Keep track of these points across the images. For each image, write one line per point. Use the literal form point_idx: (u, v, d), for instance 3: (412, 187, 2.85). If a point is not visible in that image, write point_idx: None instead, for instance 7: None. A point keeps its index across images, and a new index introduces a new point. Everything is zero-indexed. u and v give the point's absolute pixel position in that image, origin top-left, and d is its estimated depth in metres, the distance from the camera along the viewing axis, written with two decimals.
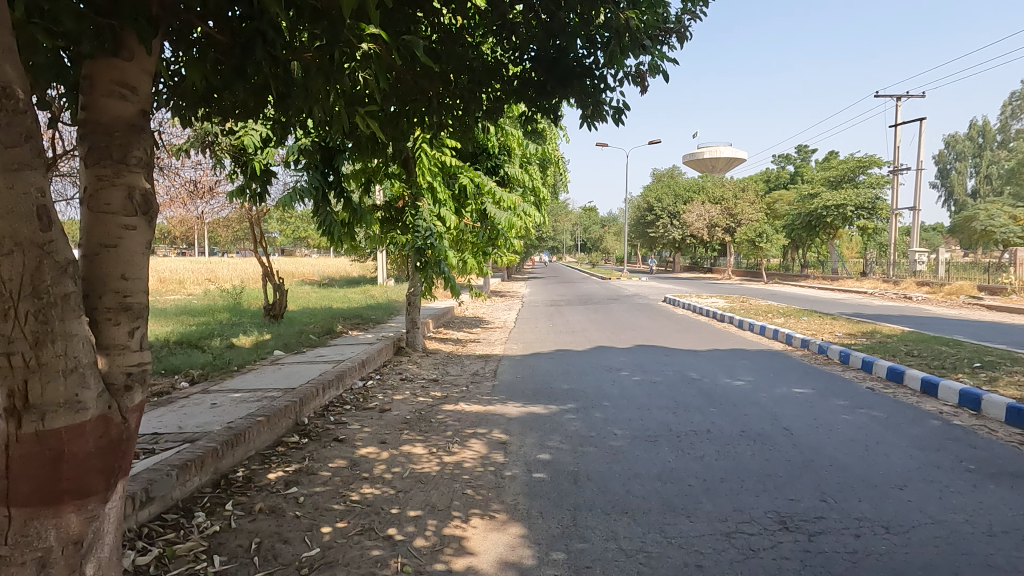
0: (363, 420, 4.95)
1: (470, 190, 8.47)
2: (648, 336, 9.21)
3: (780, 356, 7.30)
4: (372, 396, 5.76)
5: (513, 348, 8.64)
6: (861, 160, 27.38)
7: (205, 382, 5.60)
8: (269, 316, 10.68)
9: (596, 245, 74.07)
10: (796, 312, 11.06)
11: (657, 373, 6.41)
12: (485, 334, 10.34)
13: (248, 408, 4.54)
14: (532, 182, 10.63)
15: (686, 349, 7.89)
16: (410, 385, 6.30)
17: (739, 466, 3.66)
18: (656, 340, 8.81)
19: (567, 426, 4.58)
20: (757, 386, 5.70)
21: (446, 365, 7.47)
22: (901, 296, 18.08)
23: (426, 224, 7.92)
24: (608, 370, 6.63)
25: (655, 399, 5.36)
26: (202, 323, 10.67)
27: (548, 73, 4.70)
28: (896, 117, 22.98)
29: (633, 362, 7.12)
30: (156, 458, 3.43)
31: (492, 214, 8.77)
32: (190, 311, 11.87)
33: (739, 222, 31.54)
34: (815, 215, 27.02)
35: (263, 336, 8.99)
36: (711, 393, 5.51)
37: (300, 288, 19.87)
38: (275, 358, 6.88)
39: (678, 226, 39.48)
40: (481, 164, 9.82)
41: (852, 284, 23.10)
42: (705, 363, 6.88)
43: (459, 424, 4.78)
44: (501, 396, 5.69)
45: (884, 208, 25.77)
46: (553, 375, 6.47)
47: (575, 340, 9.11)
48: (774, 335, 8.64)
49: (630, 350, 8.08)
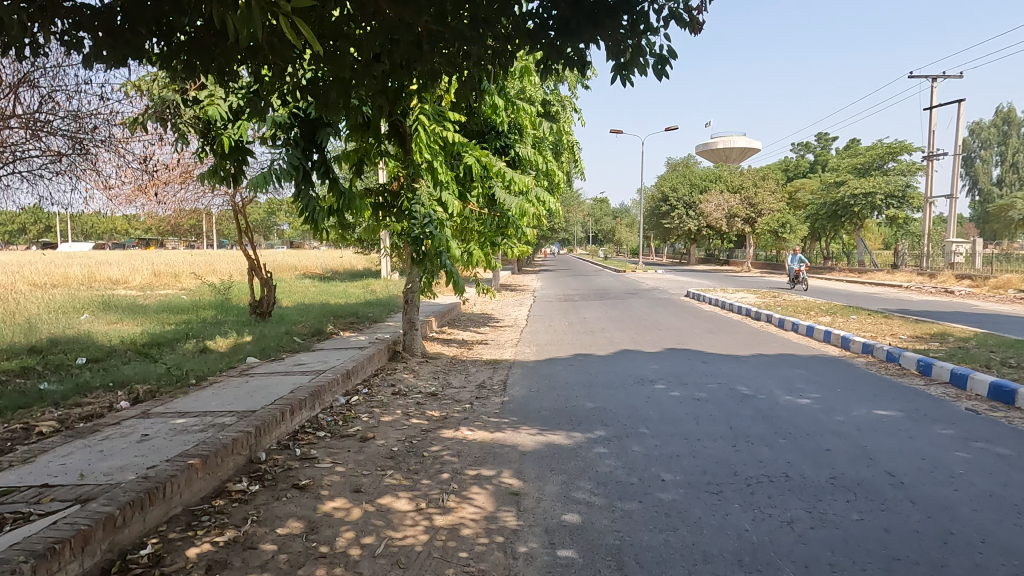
0: (336, 454, 3.90)
1: (476, 172, 7.40)
2: (679, 338, 8.13)
3: (841, 364, 6.18)
4: (355, 418, 4.72)
5: (526, 352, 7.60)
6: (891, 146, 25.97)
7: (151, 401, 4.58)
8: (257, 314, 9.69)
9: (608, 237, 72.84)
10: (840, 309, 9.90)
11: (699, 388, 5.33)
12: (494, 334, 9.29)
13: (186, 443, 3.51)
14: (547, 165, 9.58)
15: (727, 356, 6.80)
16: (403, 402, 5.24)
17: (850, 542, 2.59)
18: (689, 343, 7.72)
19: (599, 468, 3.52)
20: (831, 408, 4.58)
21: (448, 374, 6.42)
22: (942, 290, 16.81)
23: (424, 209, 6.78)
24: (639, 384, 5.55)
25: (704, 425, 4.29)
26: (183, 321, 9.69)
27: (574, 9, 3.66)
28: (932, 100, 21.60)
29: (667, 372, 6.03)
30: (22, 532, 2.40)
31: (503, 201, 7.69)
32: (173, 308, 10.91)
33: (760, 212, 30.24)
34: (842, 204, 25.71)
35: (244, 337, 7.98)
36: (774, 417, 4.42)
37: (301, 281, 18.95)
38: (246, 368, 5.86)
39: (694, 217, 38.22)
40: (488, 144, 8.78)
41: (883, 277, 21.84)
42: (755, 374, 5.78)
43: (459, 462, 3.74)
44: (512, 418, 4.64)
45: (916, 196, 24.41)
46: (574, 389, 5.41)
47: (597, 342, 8.04)
48: (826, 337, 7.51)
49: (661, 356, 6.98)
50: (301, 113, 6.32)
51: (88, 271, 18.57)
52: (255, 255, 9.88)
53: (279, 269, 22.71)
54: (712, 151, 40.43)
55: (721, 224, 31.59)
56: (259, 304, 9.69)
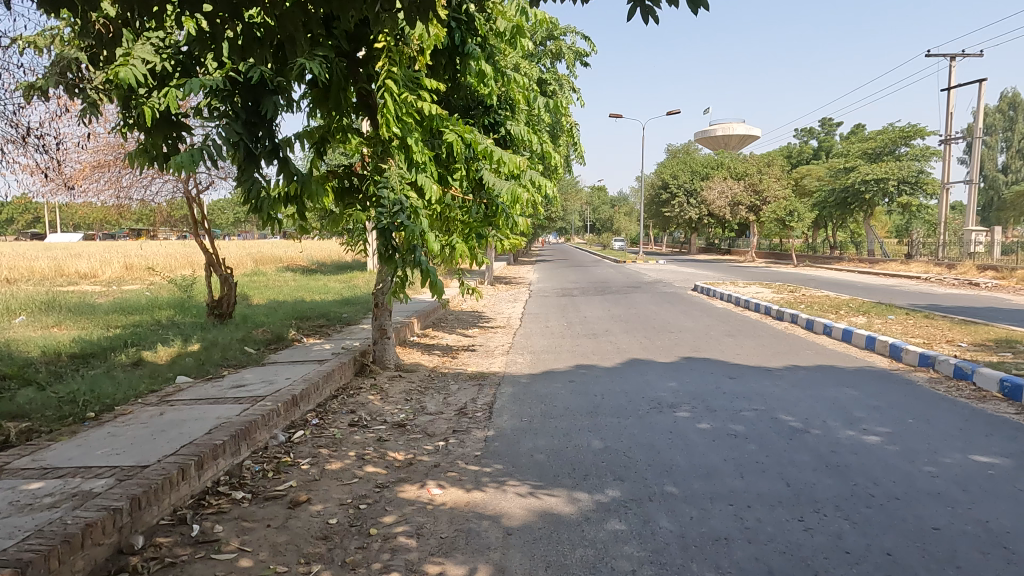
0: (249, 534, 2.81)
1: (459, 151, 6.19)
2: (695, 344, 7.05)
3: (900, 381, 5.12)
4: (292, 466, 3.62)
5: (518, 362, 6.52)
6: (903, 130, 24.88)
7: (20, 447, 3.47)
8: (215, 316, 8.59)
9: (605, 226, 71.76)
10: (872, 308, 8.85)
11: (734, 418, 4.23)
12: (483, 338, 8.19)
13: (13, 534, 2.40)
14: (542, 146, 8.42)
15: (756, 369, 5.72)
16: (360, 439, 4.14)
17: None
18: (708, 351, 6.65)
19: (616, 566, 2.43)
20: (913, 454, 3.50)
21: (423, 395, 5.32)
22: (965, 282, 15.78)
23: (393, 195, 5.59)
24: (657, 412, 4.46)
25: (753, 481, 3.21)
26: (131, 324, 8.57)
27: None
28: (950, 80, 20.52)
29: (689, 393, 4.95)
30: None
31: (491, 186, 6.53)
32: (127, 309, 9.79)
33: (764, 199, 29.13)
34: (852, 190, 24.66)
35: (190, 345, 6.86)
36: (843, 468, 3.33)
37: (282, 274, 17.86)
38: (170, 391, 4.73)
39: (695, 205, 37.07)
40: (475, 120, 7.65)
41: (897, 268, 20.84)
42: (798, 398, 4.70)
43: (417, 548, 2.65)
44: (496, 467, 3.56)
45: (929, 182, 23.35)
46: (576, 420, 4.32)
47: (601, 350, 6.96)
48: (870, 345, 6.42)
49: (678, 369, 5.90)
50: (239, 76, 5.16)
51: (54, 264, 17.38)
52: (213, 249, 8.76)
53: (261, 261, 21.55)
54: (713, 137, 39.25)
55: (723, 212, 30.46)
56: (218, 304, 8.60)
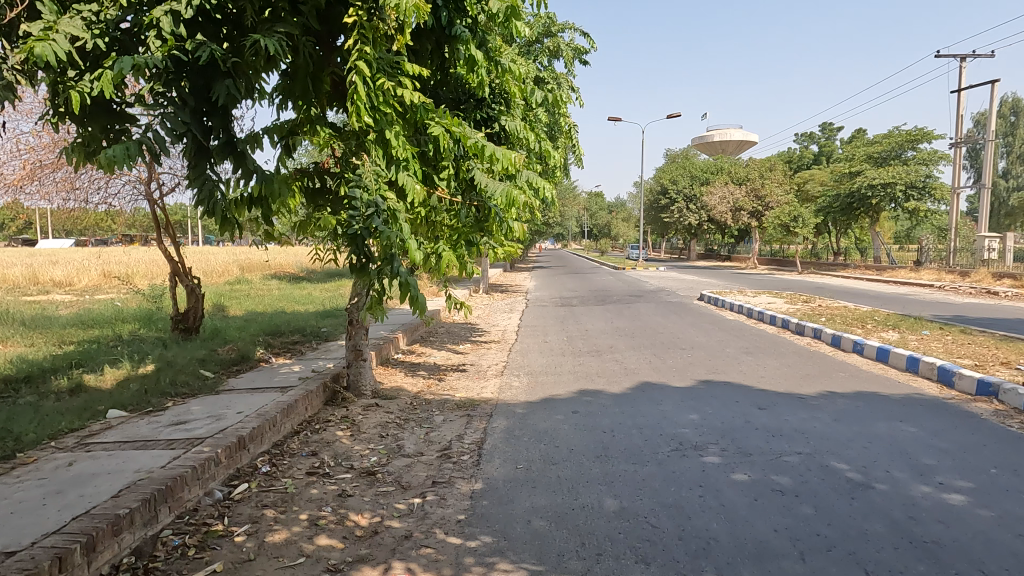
0: None
1: (446, 145, 5.41)
2: (712, 365, 6.29)
3: (962, 413, 4.36)
4: (222, 538, 2.83)
5: (514, 387, 5.74)
6: (910, 133, 24.21)
7: None
8: (180, 330, 7.82)
9: (602, 232, 71.14)
10: (901, 322, 8.09)
11: (776, 468, 3.47)
12: (474, 356, 7.41)
13: None
14: (540, 145, 7.70)
15: (788, 398, 4.95)
16: (317, 494, 3.36)
17: None
18: (728, 374, 5.88)
19: None
20: (1018, 524, 2.74)
21: (402, 429, 4.53)
22: (982, 291, 15.06)
23: (367, 195, 4.77)
24: (680, 458, 3.69)
25: (823, 568, 2.43)
26: (87, 340, 7.76)
27: None
28: (960, 81, 19.87)
29: (716, 429, 4.18)
30: None
31: (485, 189, 5.74)
32: (88, 322, 8.99)
33: (767, 205, 28.45)
34: (857, 196, 24.07)
35: (142, 367, 6.06)
36: (936, 547, 2.56)
37: (267, 282, 17.08)
38: (95, 430, 3.92)
39: (695, 211, 36.41)
40: (466, 115, 6.93)
41: (906, 275, 20.14)
42: (847, 438, 3.93)
43: None
44: (484, 540, 2.78)
45: (937, 187, 22.67)
46: (584, 470, 3.55)
47: (607, 371, 6.19)
48: (914, 367, 5.64)
49: (697, 397, 5.13)
50: None
51: (28, 271, 16.55)
52: (179, 257, 8.00)
53: (247, 268, 20.76)
54: (712, 143, 38.64)
55: (725, 217, 29.79)
56: (184, 317, 7.83)
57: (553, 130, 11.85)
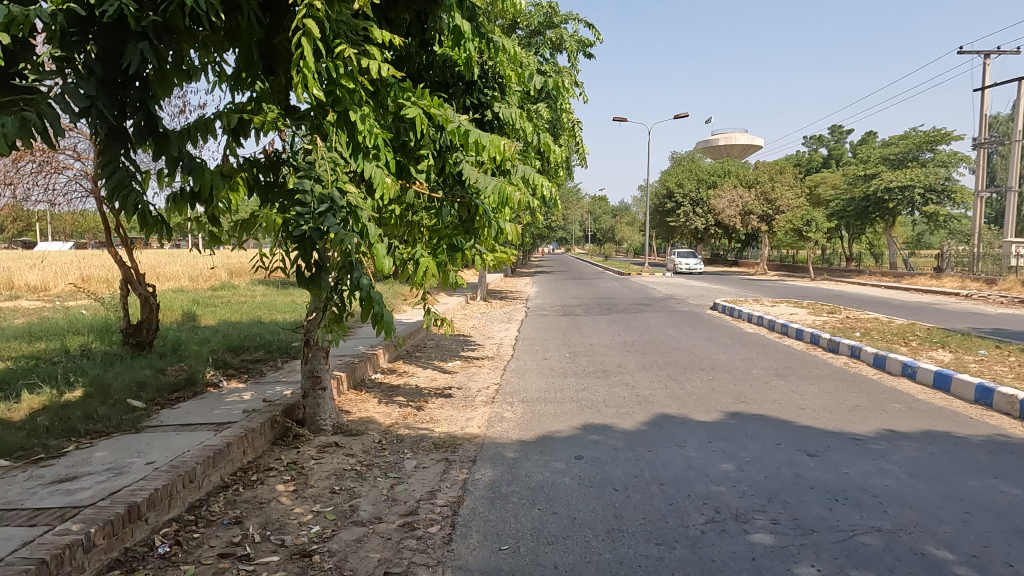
0: None
1: (423, 129, 4.47)
2: (739, 393, 5.35)
3: None
4: None
5: (505, 420, 4.82)
6: (928, 134, 23.24)
7: None
8: (131, 345, 6.90)
9: (606, 236, 70.19)
10: (950, 338, 7.12)
11: (853, 557, 2.54)
12: (463, 377, 6.48)
13: None
14: (539, 138, 6.82)
15: (841, 442, 4.01)
16: None
17: None
18: (761, 406, 4.94)
19: None
20: None
21: (361, 482, 3.60)
22: (1017, 300, 14.05)
23: (319, 186, 3.79)
24: (719, 537, 2.76)
25: None
26: (25, 356, 6.86)
27: None
28: (984, 79, 18.92)
29: (759, 490, 3.25)
30: None
31: (472, 184, 4.81)
32: (38, 333, 8.09)
33: (777, 209, 27.50)
34: (873, 199, 23.12)
35: (69, 392, 5.15)
36: None
37: (254, 288, 16.16)
38: None
39: (702, 215, 35.46)
40: (454, 100, 6.05)
41: (927, 283, 19.15)
42: (936, 506, 3.00)
43: None
44: None
45: (957, 191, 21.68)
46: (591, 556, 2.61)
47: (616, 398, 5.26)
48: (986, 398, 4.69)
49: (727, 437, 4.20)
50: None
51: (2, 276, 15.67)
52: (132, 263, 7.11)
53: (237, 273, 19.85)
54: (718, 146, 37.81)
55: (734, 221, 28.82)
56: (135, 330, 6.92)
57: (555, 127, 10.99)
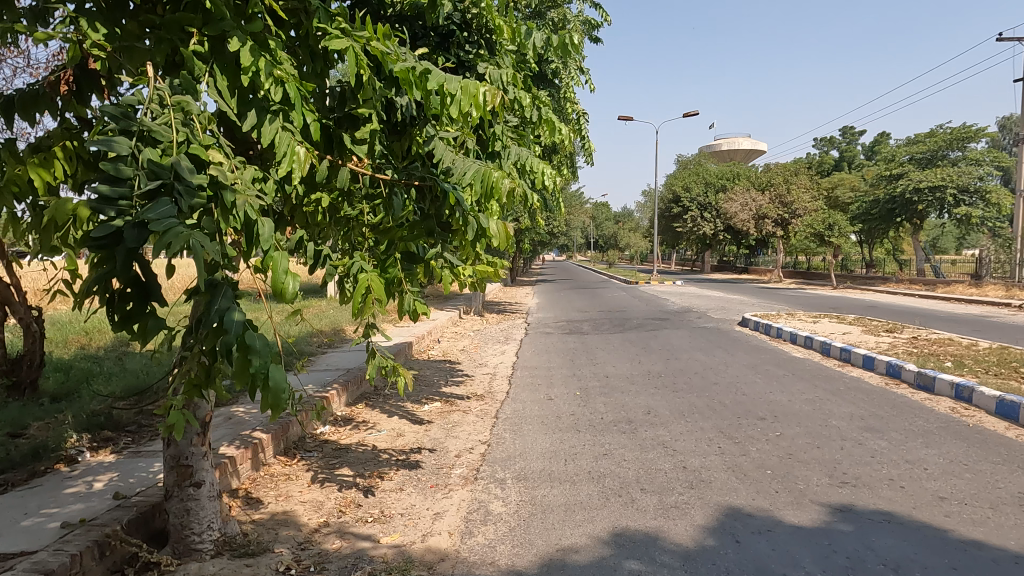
0: None
1: (362, 75, 2.83)
2: (833, 465, 3.70)
3: None
4: None
5: (490, 518, 3.17)
6: (957, 131, 21.67)
7: None
8: (5, 387, 5.24)
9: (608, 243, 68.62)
10: None
11: None
12: (439, 430, 4.83)
13: None
14: (538, 115, 5.25)
15: None
16: None
17: None
18: (877, 493, 3.27)
19: None
20: None
21: None
22: None
23: (154, 154, 2.07)
24: None
25: None
26: None
27: None
28: None
29: None
30: None
31: (444, 165, 3.20)
32: None
33: (794, 212, 25.06)
34: (900, 201, 21.46)
35: None
36: None
37: None
38: None
39: (711, 219, 33.76)
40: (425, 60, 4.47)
41: (967, 292, 17.46)
42: None
43: None
44: None
45: (992, 191, 20.04)
46: None
47: (655, 476, 3.61)
48: None
49: (855, 566, 2.55)
50: None
51: None
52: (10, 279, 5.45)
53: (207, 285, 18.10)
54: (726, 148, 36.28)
55: (747, 226, 26.87)
56: (11, 367, 5.27)
57: (561, 115, 9.45)
